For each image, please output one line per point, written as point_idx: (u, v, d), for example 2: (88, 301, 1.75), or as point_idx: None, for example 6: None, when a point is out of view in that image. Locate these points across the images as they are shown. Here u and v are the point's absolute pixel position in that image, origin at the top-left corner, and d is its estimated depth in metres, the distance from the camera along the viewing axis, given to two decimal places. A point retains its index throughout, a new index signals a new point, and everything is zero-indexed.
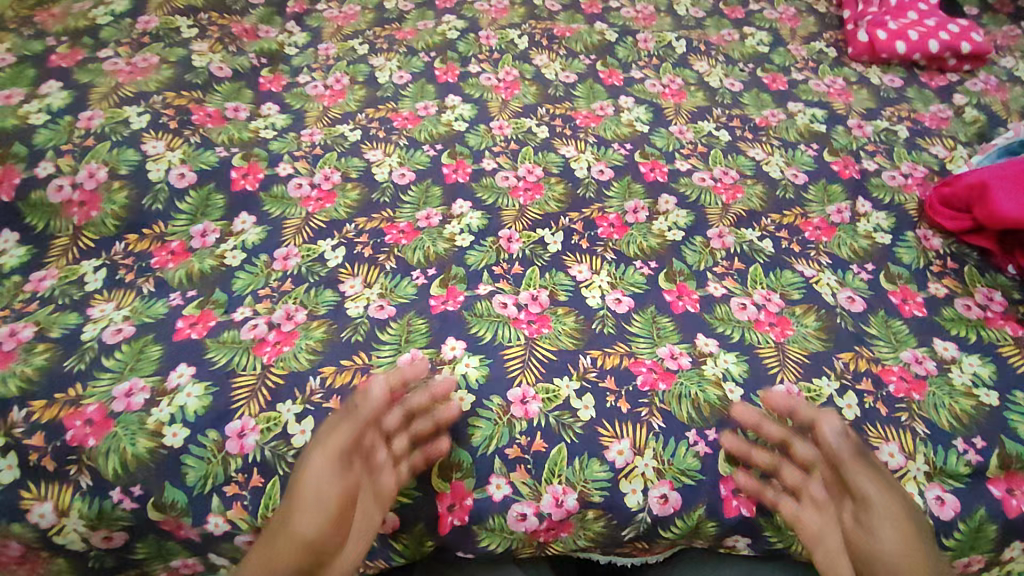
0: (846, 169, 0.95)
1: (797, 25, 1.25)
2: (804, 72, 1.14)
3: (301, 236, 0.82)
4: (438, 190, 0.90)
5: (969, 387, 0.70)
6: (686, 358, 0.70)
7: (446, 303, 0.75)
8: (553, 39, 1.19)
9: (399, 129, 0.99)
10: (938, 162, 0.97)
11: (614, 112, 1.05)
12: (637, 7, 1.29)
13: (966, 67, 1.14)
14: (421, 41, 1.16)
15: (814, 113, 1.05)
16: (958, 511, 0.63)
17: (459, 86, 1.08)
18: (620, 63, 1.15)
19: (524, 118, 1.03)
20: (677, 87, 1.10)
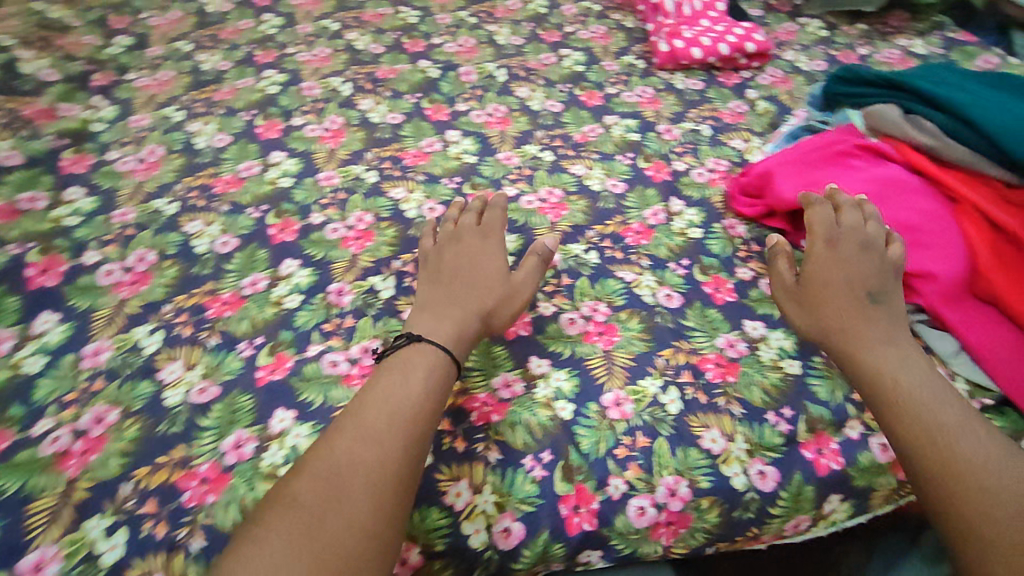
0: (658, 173, 1.03)
1: (608, 42, 1.35)
2: (616, 86, 1.22)
3: (111, 327, 0.76)
4: (264, 254, 0.87)
5: (776, 360, 0.75)
6: (519, 383, 0.72)
7: (274, 372, 0.72)
8: (377, 82, 1.20)
9: (221, 195, 0.95)
10: (739, 154, 1.06)
11: (441, 148, 1.07)
12: (459, 42, 1.33)
13: (755, 64, 1.26)
14: (241, 100, 1.14)
15: (627, 124, 1.13)
16: (777, 481, 0.68)
17: (284, 141, 1.06)
18: (445, 98, 1.18)
19: (351, 165, 1.02)
20: (501, 115, 1.15)
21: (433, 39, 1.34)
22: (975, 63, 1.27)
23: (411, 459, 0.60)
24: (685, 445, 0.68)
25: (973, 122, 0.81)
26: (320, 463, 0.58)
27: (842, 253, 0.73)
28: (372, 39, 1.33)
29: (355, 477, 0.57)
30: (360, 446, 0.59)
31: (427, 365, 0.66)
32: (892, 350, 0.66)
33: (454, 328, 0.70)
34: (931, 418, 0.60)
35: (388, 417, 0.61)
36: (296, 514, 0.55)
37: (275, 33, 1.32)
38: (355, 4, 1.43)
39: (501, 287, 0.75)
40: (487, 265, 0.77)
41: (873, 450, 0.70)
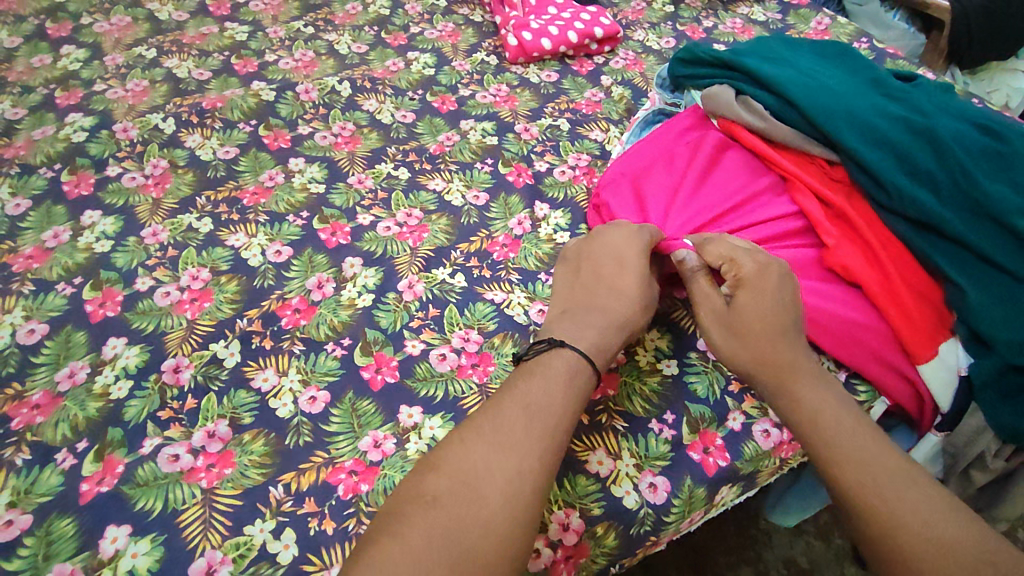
0: (520, 177, 0.98)
1: (457, 40, 1.28)
2: (470, 86, 1.16)
3: None
4: (82, 336, 0.76)
5: (654, 364, 0.74)
6: (390, 441, 0.67)
7: (102, 482, 0.63)
8: (203, 114, 1.07)
9: (22, 273, 0.82)
10: (599, 146, 1.04)
11: (284, 180, 0.97)
12: (296, 56, 1.22)
13: (607, 48, 1.25)
14: (39, 154, 0.98)
15: (484, 127, 1.07)
16: (669, 491, 0.66)
17: (97, 197, 0.92)
18: (285, 122, 1.07)
19: (181, 215, 0.90)
20: (349, 133, 1.06)
21: (266, 56, 1.22)
22: (810, 25, 1.32)
23: (547, 464, 0.55)
24: (573, 473, 0.65)
25: (796, 103, 0.85)
26: (466, 455, 0.55)
27: (756, 281, 0.68)
28: (195, 64, 1.19)
29: (495, 480, 0.53)
30: (500, 445, 0.55)
31: (567, 371, 0.62)
32: (819, 385, 0.63)
33: (595, 339, 0.65)
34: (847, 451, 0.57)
35: (532, 414, 0.57)
36: (435, 514, 0.51)
37: (77, 68, 1.16)
38: (173, 25, 1.28)
39: (628, 297, 0.69)
40: (626, 267, 0.71)
41: (756, 438, 0.70)
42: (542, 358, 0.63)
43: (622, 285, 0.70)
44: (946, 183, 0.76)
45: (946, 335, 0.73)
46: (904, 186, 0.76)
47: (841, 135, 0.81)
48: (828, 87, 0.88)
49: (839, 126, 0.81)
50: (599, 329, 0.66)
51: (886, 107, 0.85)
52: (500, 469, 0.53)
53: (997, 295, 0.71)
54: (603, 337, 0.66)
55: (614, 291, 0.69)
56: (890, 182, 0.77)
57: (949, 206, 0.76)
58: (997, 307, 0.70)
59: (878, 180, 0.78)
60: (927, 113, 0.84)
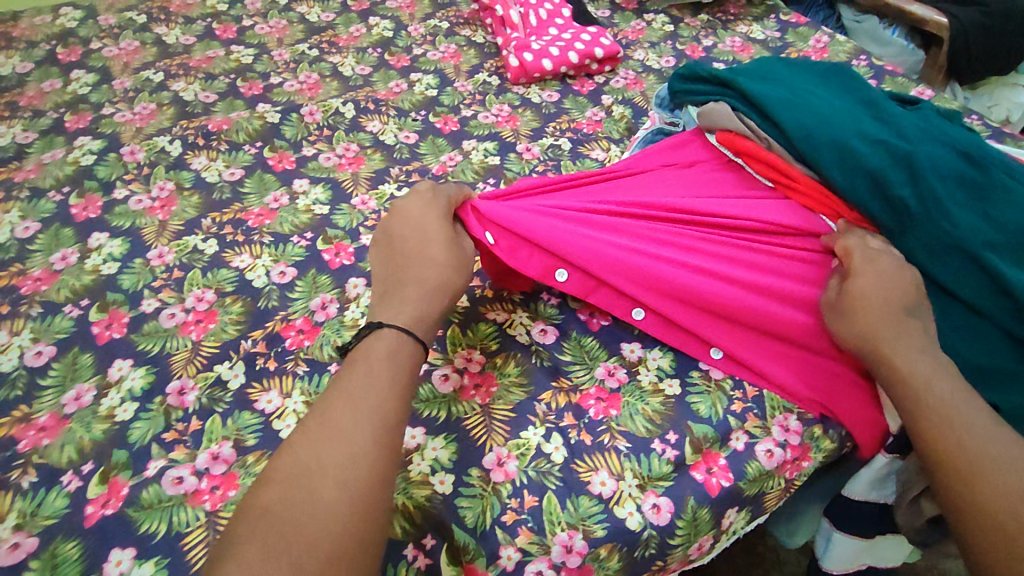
0: None
1: (459, 61, 1.30)
2: (472, 107, 1.18)
3: None
4: (88, 357, 0.76)
5: (656, 383, 0.74)
6: None
7: (106, 505, 0.63)
8: (210, 136, 1.09)
9: (30, 296, 0.83)
10: (600, 165, 1.05)
11: (289, 201, 0.98)
12: (300, 78, 1.24)
13: (608, 68, 1.26)
14: (49, 177, 1.00)
15: (486, 147, 1.08)
16: (672, 512, 0.66)
17: (104, 220, 0.94)
18: (290, 144, 1.08)
19: (186, 237, 0.92)
20: (353, 154, 1.07)
21: (271, 79, 1.24)
22: (808, 43, 1.33)
23: (381, 456, 0.55)
24: (575, 495, 0.65)
25: (779, 123, 0.86)
26: (294, 459, 0.54)
27: (880, 267, 0.70)
28: (201, 87, 1.21)
29: (327, 478, 0.53)
30: (327, 443, 0.55)
31: (392, 353, 0.62)
32: (920, 353, 0.65)
33: (411, 313, 0.65)
34: (955, 415, 0.61)
35: (356, 408, 0.57)
36: (276, 518, 0.51)
37: (86, 92, 1.18)
38: (180, 48, 1.30)
39: (433, 261, 0.69)
40: (424, 232, 0.71)
41: (759, 457, 0.70)
42: (365, 346, 0.63)
43: (428, 253, 0.69)
44: (920, 211, 0.75)
45: None
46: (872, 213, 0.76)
47: (816, 155, 0.81)
48: (815, 107, 0.87)
49: (818, 148, 0.81)
50: (415, 300, 0.66)
51: (871, 130, 0.84)
52: (330, 467, 0.53)
53: (959, 327, 0.71)
54: (411, 307, 0.66)
55: (420, 261, 0.69)
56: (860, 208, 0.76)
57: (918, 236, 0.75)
58: (959, 341, 0.71)
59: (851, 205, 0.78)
60: (912, 138, 0.83)
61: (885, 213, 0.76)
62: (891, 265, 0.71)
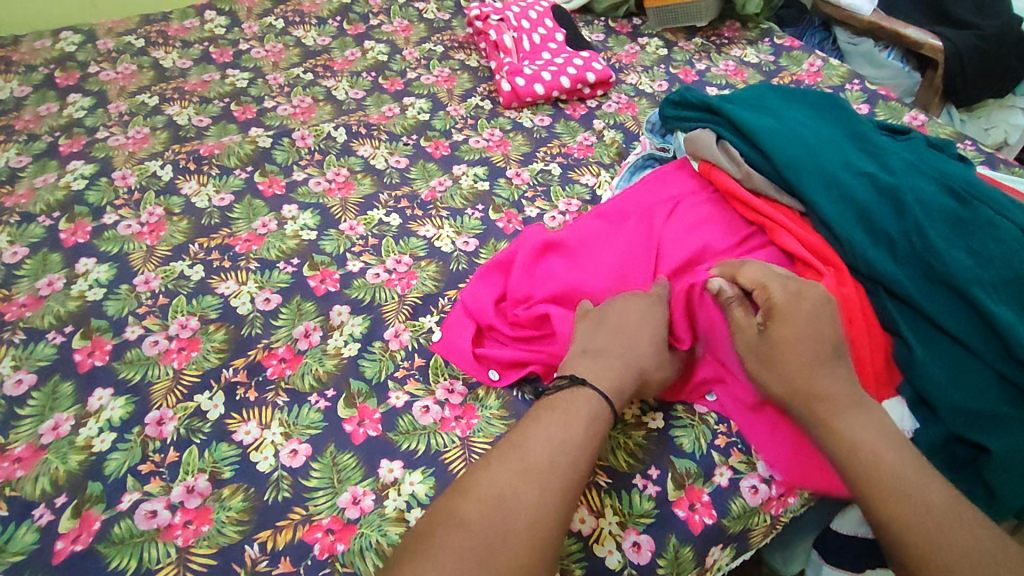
0: (510, 224, 0.99)
1: (452, 85, 1.31)
2: (464, 131, 1.18)
3: None
4: (69, 386, 0.76)
5: (638, 417, 0.73)
6: (369, 497, 0.66)
7: (78, 540, 0.63)
8: (201, 160, 1.09)
9: (13, 322, 0.83)
10: (589, 191, 1.05)
11: (277, 227, 0.98)
12: (294, 103, 1.25)
13: (600, 92, 1.26)
14: (39, 202, 1.01)
15: (476, 172, 1.08)
16: (653, 551, 0.64)
17: (92, 245, 0.94)
18: (280, 168, 1.09)
19: (173, 263, 0.92)
20: (343, 179, 1.07)
21: (265, 102, 1.25)
22: (802, 67, 1.33)
23: (566, 506, 0.55)
24: None
25: (766, 152, 0.86)
26: (495, 486, 0.54)
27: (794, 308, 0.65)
28: (195, 111, 1.22)
29: (520, 514, 0.52)
30: (525, 479, 0.55)
31: (589, 411, 0.61)
32: (853, 412, 0.61)
33: (620, 384, 0.64)
34: (898, 487, 0.56)
35: (555, 447, 0.57)
36: (468, 540, 0.51)
37: (82, 116, 1.20)
38: (176, 72, 1.32)
39: (643, 341, 0.68)
40: (639, 313, 0.71)
41: (743, 494, 0.68)
42: (572, 396, 0.62)
43: (643, 329, 0.69)
44: (903, 244, 0.76)
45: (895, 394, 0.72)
46: (857, 244, 0.76)
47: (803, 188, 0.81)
48: (801, 137, 0.88)
49: (805, 180, 0.82)
50: (614, 371, 0.65)
51: (855, 162, 0.84)
52: (528, 506, 0.53)
53: (942, 359, 0.71)
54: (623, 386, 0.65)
55: (637, 336, 0.69)
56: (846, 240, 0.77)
57: (904, 268, 0.75)
58: (945, 372, 0.70)
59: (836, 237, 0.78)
60: (896, 171, 0.84)
61: (871, 245, 0.76)
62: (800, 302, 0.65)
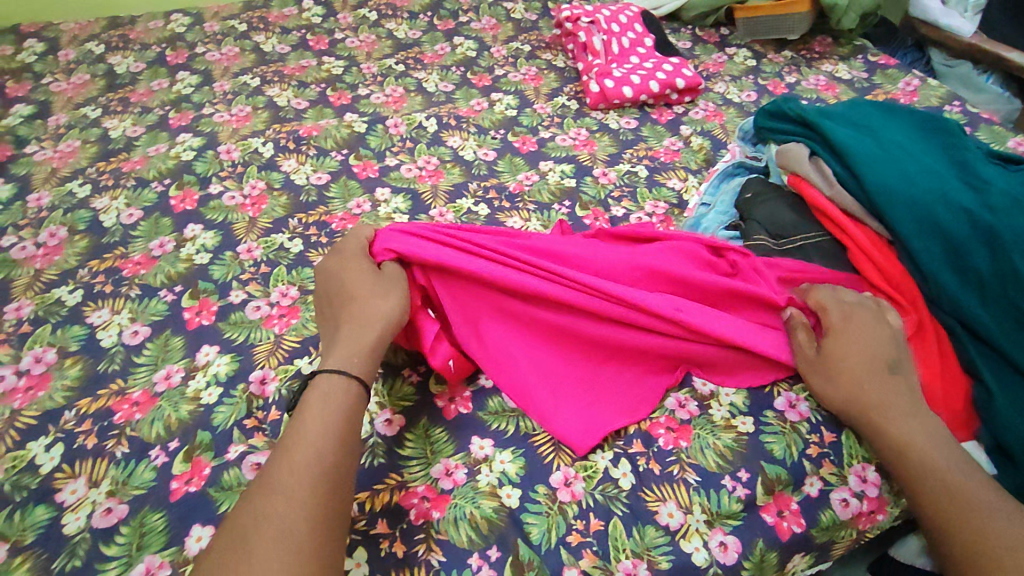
0: (597, 221, 1.00)
1: (540, 83, 1.33)
2: (550, 128, 1.20)
3: (5, 443, 0.70)
4: (178, 341, 0.81)
5: (729, 419, 0.72)
6: (462, 471, 0.67)
7: (190, 482, 0.67)
8: (300, 141, 1.14)
9: (130, 278, 0.89)
10: (676, 195, 1.05)
11: (371, 208, 1.01)
12: (387, 92, 1.29)
13: (688, 99, 1.27)
14: (152, 169, 1.07)
15: (563, 169, 1.10)
16: (739, 552, 0.64)
17: (199, 212, 0.99)
18: (373, 153, 1.12)
19: (274, 234, 0.96)
20: (433, 167, 1.10)
21: (359, 90, 1.29)
22: (897, 86, 1.30)
23: (318, 508, 0.52)
24: (641, 523, 0.64)
25: (856, 172, 0.83)
26: (234, 519, 0.52)
27: (856, 325, 0.70)
28: (294, 94, 1.27)
29: (265, 534, 0.50)
30: (268, 497, 0.52)
31: (327, 409, 0.58)
32: (911, 416, 0.65)
33: (350, 345, 0.63)
34: (958, 496, 0.60)
35: (289, 458, 0.54)
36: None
37: (189, 92, 1.27)
38: (275, 57, 1.38)
39: (360, 299, 0.68)
40: (352, 280, 0.70)
41: (833, 506, 0.68)
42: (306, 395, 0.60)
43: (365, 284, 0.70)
44: (994, 284, 0.72)
45: (969, 439, 0.72)
46: (943, 280, 0.73)
47: (891, 213, 0.78)
48: (899, 158, 0.84)
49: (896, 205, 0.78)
50: (355, 337, 0.64)
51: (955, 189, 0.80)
52: (264, 524, 0.50)
53: None
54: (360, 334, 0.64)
55: (348, 301, 0.68)
56: (931, 273, 0.74)
57: (991, 310, 0.72)
58: None
59: (921, 269, 0.75)
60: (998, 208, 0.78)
61: (959, 286, 0.73)
62: (863, 319, 0.70)
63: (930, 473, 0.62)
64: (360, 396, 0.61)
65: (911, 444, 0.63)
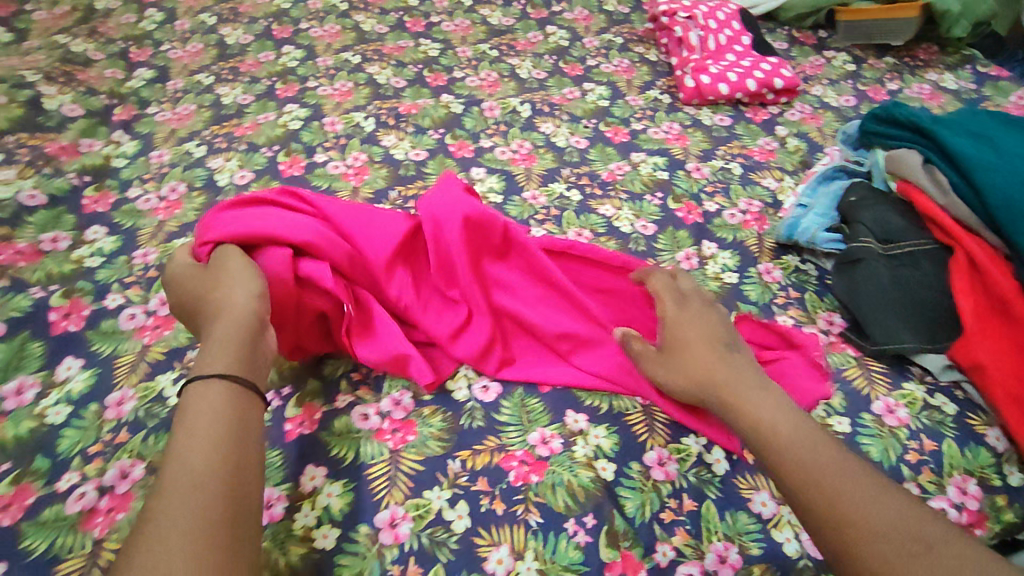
0: (690, 214, 1.00)
1: (632, 75, 1.34)
2: (643, 121, 1.21)
3: (136, 375, 0.76)
4: None
5: (824, 417, 0.72)
6: (557, 440, 0.69)
7: (302, 425, 0.70)
8: (400, 118, 1.18)
9: None
10: (771, 194, 1.04)
11: (467, 186, 1.05)
12: (481, 75, 1.32)
13: (783, 100, 1.25)
14: (262, 135, 1.13)
15: (655, 161, 1.10)
16: None
17: (306, 179, 1.04)
18: (469, 133, 1.15)
19: (376, 204, 1.00)
20: (526, 151, 1.12)
21: (455, 72, 1.32)
22: (1008, 99, 1.26)
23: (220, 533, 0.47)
24: (733, 509, 0.65)
25: (976, 183, 0.82)
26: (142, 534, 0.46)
27: (689, 311, 0.72)
28: (393, 72, 1.31)
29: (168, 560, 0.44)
30: (170, 516, 0.47)
31: (209, 422, 0.53)
32: (755, 392, 0.63)
33: (217, 343, 0.59)
34: (805, 473, 0.56)
35: (188, 475, 0.49)
36: None
37: (295, 65, 1.32)
38: (374, 36, 1.43)
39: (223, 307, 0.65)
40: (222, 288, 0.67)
41: None
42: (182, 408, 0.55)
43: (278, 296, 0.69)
44: None
45: None
46: None
47: (1013, 229, 0.76)
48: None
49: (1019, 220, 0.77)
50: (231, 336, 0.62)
51: None
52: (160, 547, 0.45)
53: None
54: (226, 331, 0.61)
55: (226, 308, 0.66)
56: None
57: None
58: None
59: None
60: None
61: None
62: (683, 312, 0.72)
63: (777, 447, 0.58)
64: (246, 405, 0.56)
65: (758, 420, 0.60)
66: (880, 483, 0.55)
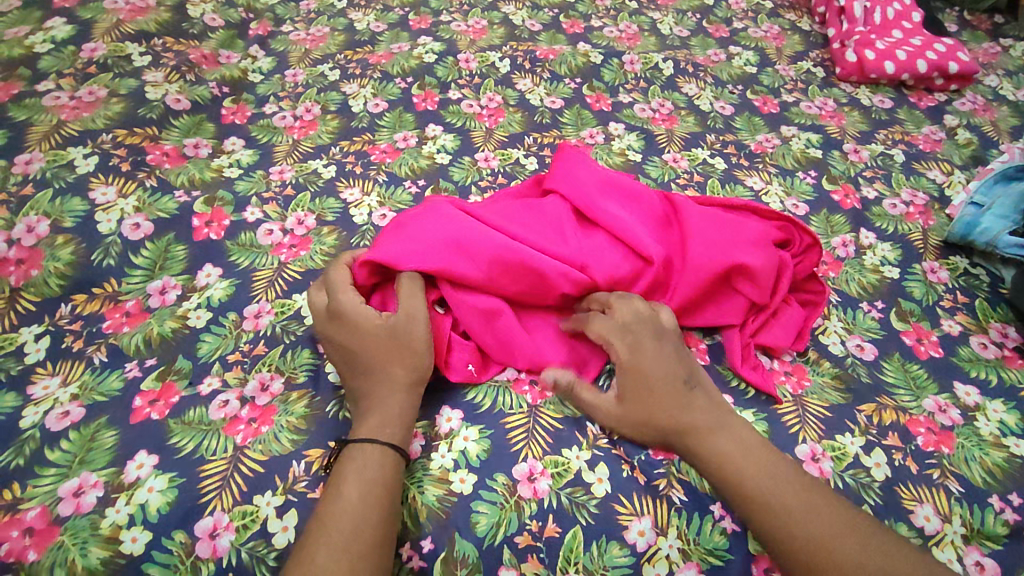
0: (847, 198, 0.92)
1: (783, 43, 1.23)
2: (794, 93, 1.11)
3: (273, 290, 0.76)
4: None
5: (998, 437, 0.67)
6: None
7: None
8: (536, 62, 1.12)
9: (377, 164, 0.92)
10: (937, 187, 0.95)
11: (604, 141, 0.99)
12: (620, 27, 1.24)
13: (954, 87, 1.13)
14: (396, 65, 1.10)
15: (808, 137, 1.02)
16: None
17: (440, 114, 1.01)
18: (607, 86, 1.09)
19: (510, 149, 0.96)
20: (667, 112, 1.05)
21: (592, 21, 1.25)
22: None
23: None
24: (894, 518, 0.60)
25: None
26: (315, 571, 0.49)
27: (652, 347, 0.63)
28: (528, 14, 1.25)
29: None
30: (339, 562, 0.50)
31: (375, 479, 0.56)
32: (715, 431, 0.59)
33: (378, 414, 0.60)
34: (779, 522, 0.54)
35: (353, 529, 0.52)
36: None
37: None
38: None
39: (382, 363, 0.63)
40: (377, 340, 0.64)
41: None
42: (345, 460, 0.57)
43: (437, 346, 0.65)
44: None
45: None
46: None
47: None
48: None
49: None
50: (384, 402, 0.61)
51: None
52: None
53: None
54: (384, 403, 0.61)
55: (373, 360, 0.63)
56: None
57: None
58: None
59: None
60: None
61: None
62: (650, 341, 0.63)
63: (744, 495, 0.56)
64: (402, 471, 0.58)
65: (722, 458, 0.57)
66: (830, 506, 0.55)
